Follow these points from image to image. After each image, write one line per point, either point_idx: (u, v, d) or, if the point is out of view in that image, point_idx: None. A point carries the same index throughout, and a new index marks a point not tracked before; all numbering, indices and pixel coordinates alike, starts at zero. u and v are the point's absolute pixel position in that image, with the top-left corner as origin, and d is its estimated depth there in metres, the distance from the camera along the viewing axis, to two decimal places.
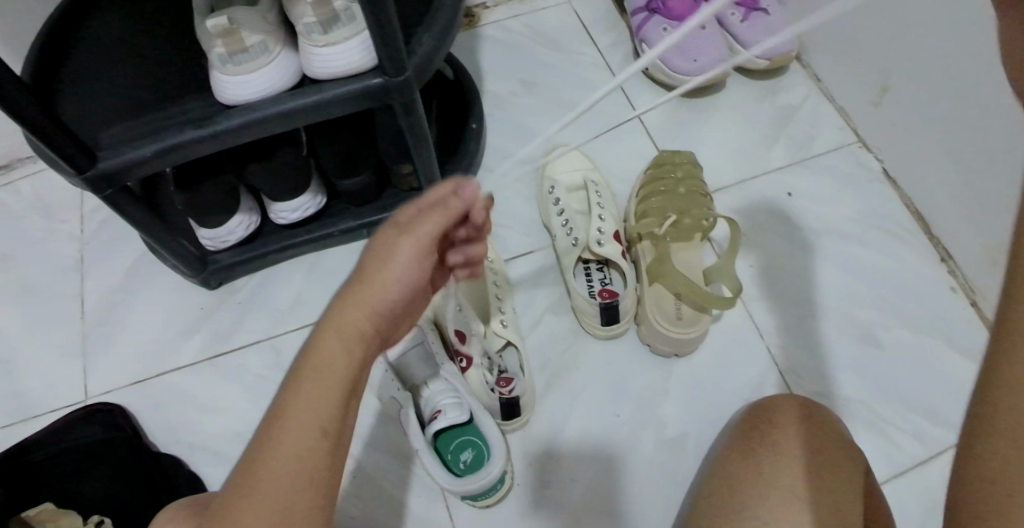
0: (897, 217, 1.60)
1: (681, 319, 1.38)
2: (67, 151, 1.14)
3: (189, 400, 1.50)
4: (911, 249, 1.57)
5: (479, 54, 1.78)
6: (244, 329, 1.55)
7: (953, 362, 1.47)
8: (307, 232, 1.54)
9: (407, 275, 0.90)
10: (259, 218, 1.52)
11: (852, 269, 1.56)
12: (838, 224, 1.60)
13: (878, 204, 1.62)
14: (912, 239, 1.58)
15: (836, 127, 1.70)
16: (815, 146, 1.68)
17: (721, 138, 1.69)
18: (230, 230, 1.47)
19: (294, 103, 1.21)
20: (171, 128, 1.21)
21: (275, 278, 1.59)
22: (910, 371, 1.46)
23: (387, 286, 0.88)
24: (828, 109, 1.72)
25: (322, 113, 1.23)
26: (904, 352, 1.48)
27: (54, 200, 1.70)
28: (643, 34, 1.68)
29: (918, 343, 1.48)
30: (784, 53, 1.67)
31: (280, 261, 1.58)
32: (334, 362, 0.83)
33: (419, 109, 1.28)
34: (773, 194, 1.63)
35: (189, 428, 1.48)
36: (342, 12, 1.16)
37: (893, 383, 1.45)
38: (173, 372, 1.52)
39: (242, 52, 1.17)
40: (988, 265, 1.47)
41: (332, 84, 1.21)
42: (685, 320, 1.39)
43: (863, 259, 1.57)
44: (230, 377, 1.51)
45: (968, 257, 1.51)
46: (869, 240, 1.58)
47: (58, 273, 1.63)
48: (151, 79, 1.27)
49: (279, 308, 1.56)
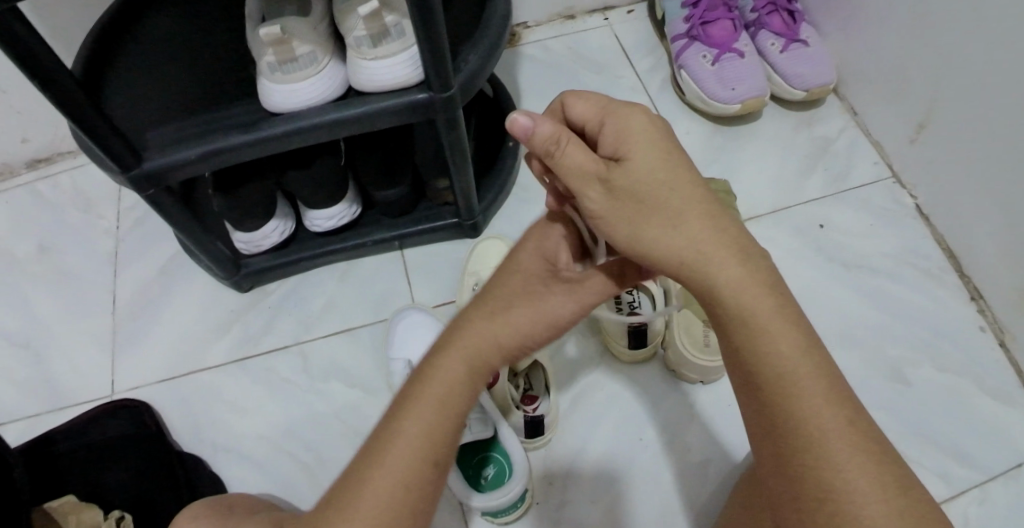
0: (929, 254, 1.59)
1: (704, 346, 1.38)
2: (115, 150, 1.15)
3: (215, 399, 1.51)
4: (943, 287, 1.56)
5: (519, 72, 1.79)
6: (274, 332, 1.56)
7: (980, 403, 1.45)
8: (341, 241, 1.55)
9: (540, 327, 0.97)
10: (293, 225, 1.53)
11: (884, 304, 1.55)
12: (870, 258, 1.59)
13: (912, 240, 1.61)
14: (943, 278, 1.57)
15: (872, 161, 1.70)
16: (850, 180, 1.68)
17: (757, 167, 1.69)
18: (266, 234, 1.48)
19: (339, 114, 1.22)
20: (217, 132, 1.22)
21: (308, 283, 1.60)
22: (937, 410, 1.45)
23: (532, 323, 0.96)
24: (864, 143, 1.72)
25: (366, 125, 1.25)
26: (931, 391, 1.46)
27: (93, 195, 1.73)
28: (683, 60, 1.69)
29: (946, 382, 1.47)
30: (822, 85, 1.67)
31: (311, 268, 1.59)
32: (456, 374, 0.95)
33: (461, 125, 1.30)
34: (806, 225, 1.63)
35: (213, 428, 1.49)
36: (392, 27, 1.18)
37: (920, 421, 1.44)
38: (200, 370, 1.54)
39: (292, 62, 1.19)
40: (1019, 306, 1.46)
41: (378, 97, 1.23)
42: (710, 348, 1.38)
43: (897, 295, 1.56)
44: (257, 378, 1.52)
45: (1000, 297, 1.50)
46: (902, 275, 1.57)
47: (93, 266, 1.65)
48: (202, 84, 1.30)
49: (308, 313, 1.57)
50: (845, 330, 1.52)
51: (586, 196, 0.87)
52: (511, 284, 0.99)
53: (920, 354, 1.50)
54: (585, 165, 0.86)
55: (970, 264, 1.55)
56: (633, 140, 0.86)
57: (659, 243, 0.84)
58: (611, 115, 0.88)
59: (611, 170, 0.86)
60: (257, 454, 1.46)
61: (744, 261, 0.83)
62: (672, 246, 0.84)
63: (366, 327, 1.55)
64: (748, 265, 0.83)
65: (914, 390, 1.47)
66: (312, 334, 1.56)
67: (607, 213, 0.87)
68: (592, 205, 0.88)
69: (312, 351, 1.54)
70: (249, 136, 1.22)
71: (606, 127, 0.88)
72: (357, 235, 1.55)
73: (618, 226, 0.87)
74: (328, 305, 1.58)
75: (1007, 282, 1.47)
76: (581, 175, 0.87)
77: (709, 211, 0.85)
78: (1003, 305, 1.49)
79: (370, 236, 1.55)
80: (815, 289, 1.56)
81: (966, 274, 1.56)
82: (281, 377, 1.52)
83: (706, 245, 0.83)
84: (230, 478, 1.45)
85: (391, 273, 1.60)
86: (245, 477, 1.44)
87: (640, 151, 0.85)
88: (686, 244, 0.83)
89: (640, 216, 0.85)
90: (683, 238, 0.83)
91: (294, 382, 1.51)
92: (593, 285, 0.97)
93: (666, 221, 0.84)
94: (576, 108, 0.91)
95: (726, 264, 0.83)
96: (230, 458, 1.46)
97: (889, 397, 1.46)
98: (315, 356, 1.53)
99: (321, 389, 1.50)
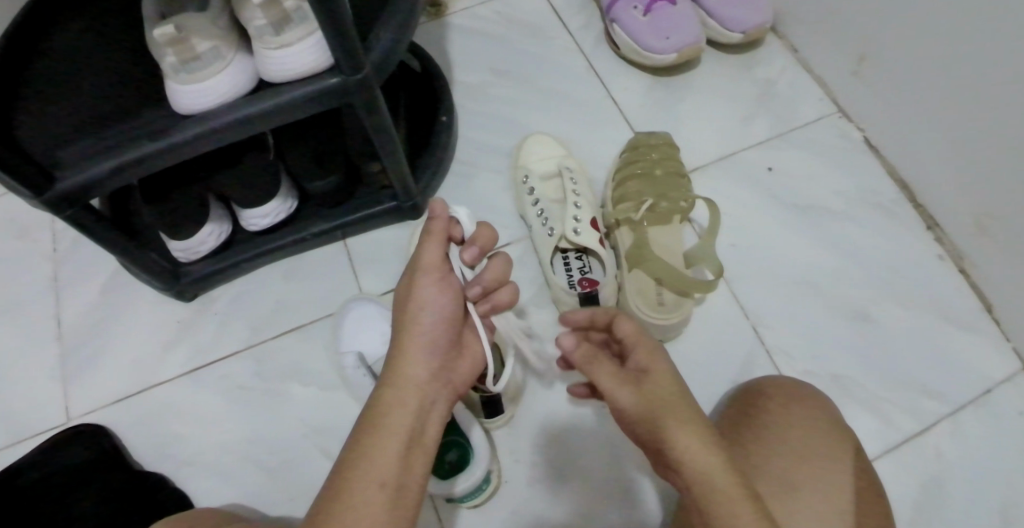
0: (874, 182, 1.43)
1: (658, 306, 1.11)
2: (27, 175, 1.08)
3: (174, 415, 1.47)
4: (896, 222, 1.39)
5: (446, 40, 1.65)
6: (225, 340, 1.51)
7: (973, 349, 1.28)
8: (279, 237, 1.50)
9: (430, 317, 1.02)
10: (230, 226, 1.48)
11: (844, 241, 1.37)
12: (816, 195, 1.42)
13: (857, 168, 1.45)
14: (898, 210, 1.40)
15: (815, 98, 1.54)
16: (798, 117, 1.51)
17: (705, 114, 1.53)
18: (201, 239, 1.42)
19: (256, 108, 1.17)
20: (129, 143, 1.15)
21: (254, 287, 1.55)
22: (921, 361, 1.28)
23: (421, 317, 1.01)
24: (806, 80, 1.56)
25: (287, 117, 1.20)
26: (907, 343, 1.29)
27: (24, 220, 1.65)
28: (614, 14, 1.55)
29: (916, 332, 1.30)
30: (756, 26, 1.53)
31: (252, 270, 1.53)
32: (385, 397, 0.96)
33: (383, 107, 1.25)
34: (752, 163, 1.46)
35: (175, 445, 1.45)
36: (294, 12, 1.14)
37: (903, 379, 1.27)
38: (159, 386, 1.49)
39: (194, 60, 1.13)
40: (972, 227, 1.31)
41: (292, 86, 1.18)
42: (664, 307, 1.11)
43: (852, 231, 1.38)
44: (216, 388, 1.48)
45: (953, 226, 1.34)
46: (855, 213, 1.40)
47: (32, 294, 1.58)
48: (113, 95, 1.19)
49: (257, 319, 1.53)
50: (795, 276, 1.35)
51: (616, 393, 0.87)
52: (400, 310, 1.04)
53: (882, 293, 1.33)
54: (610, 373, 0.89)
55: (921, 190, 1.39)
56: (660, 363, 0.89)
57: (669, 437, 0.81)
58: (639, 341, 0.92)
59: (641, 376, 0.88)
60: (223, 465, 1.43)
61: (702, 432, 0.81)
62: (646, 418, 0.84)
63: (316, 325, 1.51)
64: (704, 447, 0.80)
65: (889, 346, 1.29)
66: (263, 337, 1.51)
67: (630, 402, 0.86)
68: (616, 393, 0.87)
69: (267, 357, 1.50)
70: (162, 144, 1.15)
71: (635, 348, 0.92)
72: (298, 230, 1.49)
73: (632, 408, 0.86)
74: (279, 307, 1.53)
75: (960, 210, 1.32)
76: (607, 375, 0.89)
77: (671, 387, 0.86)
78: (959, 232, 1.33)
79: (309, 230, 1.50)
80: (772, 232, 1.39)
81: (915, 200, 1.40)
82: (237, 385, 1.48)
83: (661, 424, 0.82)
84: (197, 493, 1.41)
85: (337, 269, 1.56)
86: (212, 489, 1.41)
87: (664, 368, 0.88)
88: (646, 424, 0.83)
89: (641, 407, 0.85)
90: (651, 414, 0.84)
91: (251, 388, 1.48)
92: (433, 259, 1.04)
93: (643, 400, 0.85)
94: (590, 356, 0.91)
95: (681, 433, 0.81)
96: (196, 473, 1.43)
97: (862, 345, 1.29)
98: (263, 361, 1.49)
99: (275, 394, 1.46)
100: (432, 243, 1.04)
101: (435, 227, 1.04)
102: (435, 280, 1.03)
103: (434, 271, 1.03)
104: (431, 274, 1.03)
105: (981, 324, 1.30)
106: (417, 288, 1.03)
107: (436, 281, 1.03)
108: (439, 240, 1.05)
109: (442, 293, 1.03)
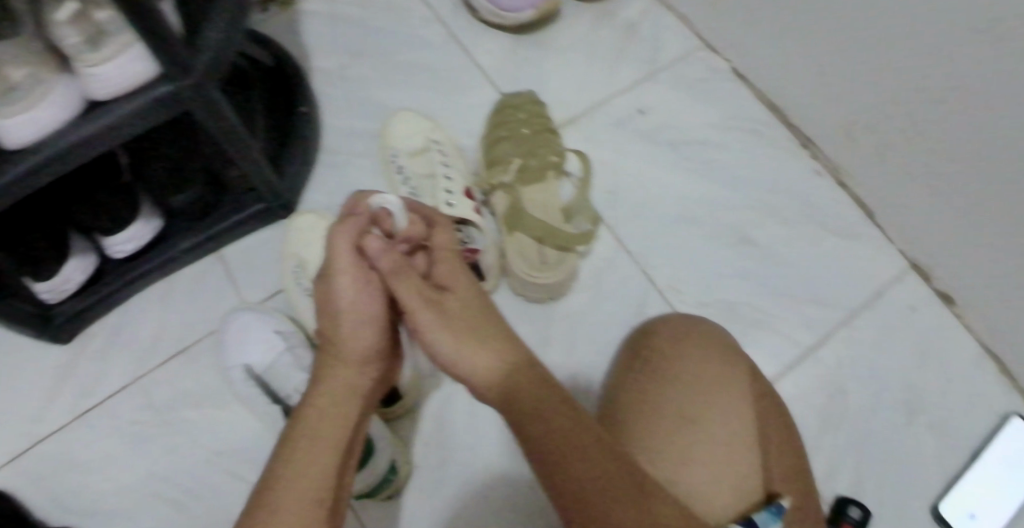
0: (740, 95, 1.16)
1: (542, 263, 1.03)
2: None
3: (58, 461, 1.04)
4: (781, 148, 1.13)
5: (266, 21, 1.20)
6: (103, 380, 1.07)
7: (899, 287, 1.06)
8: (151, 258, 1.07)
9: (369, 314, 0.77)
10: (97, 253, 1.04)
11: (706, 178, 1.12)
12: (680, 125, 1.15)
13: (724, 78, 1.17)
14: (772, 130, 1.14)
15: (682, 36, 1.20)
16: (663, 58, 1.18)
17: (572, 73, 1.17)
18: (68, 277, 1.00)
19: (80, 133, 0.79)
20: None
21: (124, 323, 1.10)
22: (824, 301, 1.06)
23: (354, 318, 0.76)
24: (670, 19, 1.21)
25: (114, 138, 0.82)
26: (826, 283, 1.06)
27: None
28: None
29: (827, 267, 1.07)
30: None
31: (93, 323, 1.08)
32: (310, 411, 0.74)
33: (229, 112, 0.87)
34: (608, 91, 1.16)
35: (70, 499, 1.02)
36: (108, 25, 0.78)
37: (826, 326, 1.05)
38: (28, 447, 1.04)
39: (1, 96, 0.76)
40: (843, 138, 1.05)
41: (115, 103, 0.80)
42: (549, 264, 1.04)
43: (715, 157, 1.13)
44: (92, 433, 1.05)
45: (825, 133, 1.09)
46: (696, 140, 1.15)
47: None
48: None
49: (137, 346, 1.09)
50: (666, 220, 1.11)
51: (477, 365, 0.77)
52: (323, 316, 0.79)
53: (753, 225, 1.09)
54: (409, 309, 0.76)
55: (783, 102, 1.13)
56: (460, 276, 0.80)
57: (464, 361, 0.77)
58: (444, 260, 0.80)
59: (442, 299, 0.78)
60: None
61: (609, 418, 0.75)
62: (559, 458, 0.71)
63: (207, 340, 1.09)
64: (630, 489, 0.68)
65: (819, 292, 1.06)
66: (103, 391, 1.07)
67: (543, 437, 0.72)
68: (526, 404, 0.74)
69: (83, 443, 1.04)
70: None
71: (437, 263, 0.80)
72: (165, 253, 1.07)
73: (535, 429, 0.73)
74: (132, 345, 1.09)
75: (824, 117, 1.06)
76: (421, 315, 0.76)
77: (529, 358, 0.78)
78: (834, 143, 1.07)
79: (177, 246, 1.07)
80: (650, 177, 1.13)
81: (784, 116, 1.14)
82: (134, 421, 1.05)
83: (586, 470, 0.69)
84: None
85: (201, 288, 1.11)
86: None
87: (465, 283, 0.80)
88: (565, 469, 0.70)
89: (558, 441, 0.72)
90: (574, 455, 0.70)
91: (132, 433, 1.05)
92: (347, 257, 0.74)
93: (559, 427, 0.72)
94: (343, 285, 0.75)
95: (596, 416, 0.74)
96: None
97: (772, 285, 1.07)
98: (151, 403, 1.06)
99: (178, 429, 1.05)
100: (347, 233, 0.73)
101: (351, 225, 0.74)
102: (360, 274, 0.75)
103: (358, 262, 0.75)
104: (353, 272, 0.75)
105: (863, 229, 1.09)
106: (335, 282, 0.75)
107: (361, 277, 0.75)
108: (361, 232, 0.74)
109: (376, 287, 0.76)
